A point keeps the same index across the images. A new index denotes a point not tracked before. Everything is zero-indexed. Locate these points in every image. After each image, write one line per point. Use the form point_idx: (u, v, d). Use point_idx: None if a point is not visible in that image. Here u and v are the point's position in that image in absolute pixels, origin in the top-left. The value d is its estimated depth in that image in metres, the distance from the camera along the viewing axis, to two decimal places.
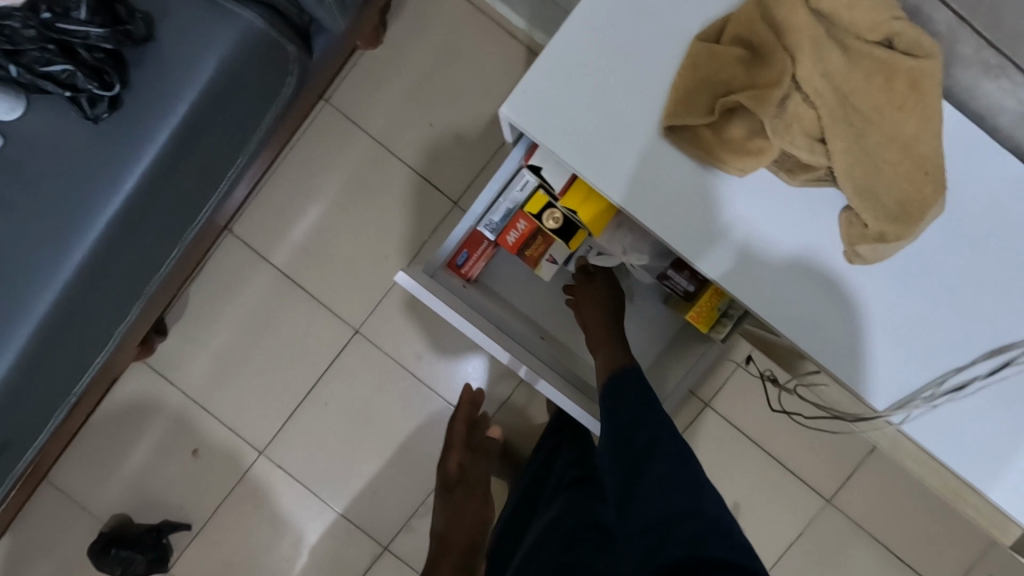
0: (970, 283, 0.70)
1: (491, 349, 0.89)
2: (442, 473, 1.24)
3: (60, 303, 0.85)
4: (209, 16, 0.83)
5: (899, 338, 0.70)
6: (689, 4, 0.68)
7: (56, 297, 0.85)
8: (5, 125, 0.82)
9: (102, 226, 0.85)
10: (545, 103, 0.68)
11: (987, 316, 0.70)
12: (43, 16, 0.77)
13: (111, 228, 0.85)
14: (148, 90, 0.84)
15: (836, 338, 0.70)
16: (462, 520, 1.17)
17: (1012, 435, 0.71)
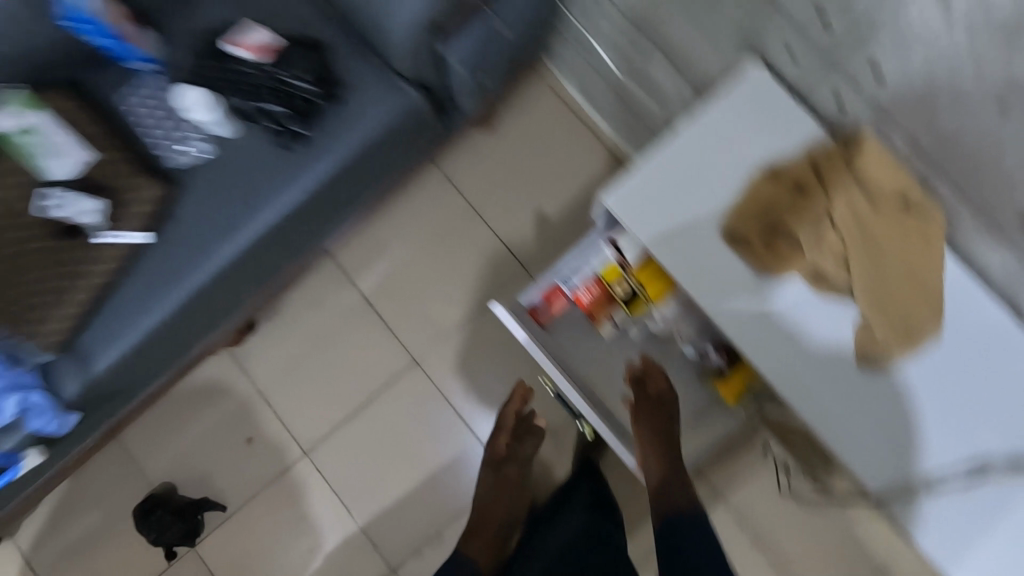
0: (997, 410, 0.74)
1: (569, 395, 0.95)
2: (489, 451, 1.33)
3: (207, 283, 1.05)
4: (382, 90, 1.08)
5: (923, 455, 0.74)
6: (770, 138, 0.80)
7: (204, 278, 1.04)
8: (224, 140, 1.05)
9: (253, 230, 1.05)
10: (637, 193, 0.81)
11: (997, 443, 0.74)
12: (278, 74, 1.03)
13: (262, 234, 1.05)
14: (329, 133, 1.06)
15: (847, 433, 0.76)
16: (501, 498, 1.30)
17: (990, 545, 0.74)
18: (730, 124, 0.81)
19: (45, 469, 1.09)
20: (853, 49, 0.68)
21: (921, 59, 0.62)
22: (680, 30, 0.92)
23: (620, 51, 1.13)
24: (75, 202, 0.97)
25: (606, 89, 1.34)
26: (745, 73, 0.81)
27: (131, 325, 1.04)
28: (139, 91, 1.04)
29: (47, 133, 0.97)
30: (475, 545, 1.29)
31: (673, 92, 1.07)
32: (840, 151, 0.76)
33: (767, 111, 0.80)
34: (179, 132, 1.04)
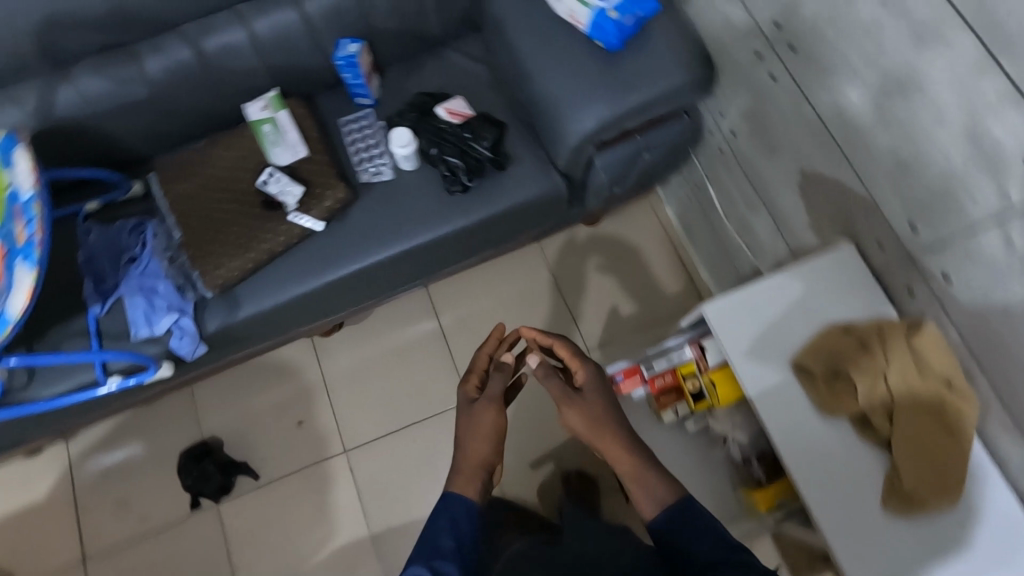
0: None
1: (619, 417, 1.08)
2: (460, 394, 1.09)
3: (349, 275, 1.26)
4: (534, 171, 1.31)
5: None
6: (849, 304, 0.98)
7: (349, 271, 1.25)
8: (403, 172, 1.29)
9: (400, 247, 1.26)
10: (732, 314, 1.00)
11: None
12: (465, 135, 1.27)
13: (405, 251, 1.27)
14: (487, 192, 1.29)
15: (860, 559, 0.87)
16: (476, 440, 1.01)
17: None
18: (818, 282, 0.99)
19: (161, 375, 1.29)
20: (930, 255, 0.88)
21: (982, 276, 0.81)
22: (789, 198, 1.14)
23: (732, 198, 1.36)
24: (283, 182, 1.21)
25: (705, 223, 1.56)
26: (838, 247, 1.01)
27: (281, 290, 1.24)
28: (361, 121, 1.31)
29: (283, 130, 1.23)
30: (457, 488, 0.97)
31: (768, 242, 1.28)
32: (901, 330, 0.91)
33: (850, 280, 0.99)
34: (373, 158, 1.29)
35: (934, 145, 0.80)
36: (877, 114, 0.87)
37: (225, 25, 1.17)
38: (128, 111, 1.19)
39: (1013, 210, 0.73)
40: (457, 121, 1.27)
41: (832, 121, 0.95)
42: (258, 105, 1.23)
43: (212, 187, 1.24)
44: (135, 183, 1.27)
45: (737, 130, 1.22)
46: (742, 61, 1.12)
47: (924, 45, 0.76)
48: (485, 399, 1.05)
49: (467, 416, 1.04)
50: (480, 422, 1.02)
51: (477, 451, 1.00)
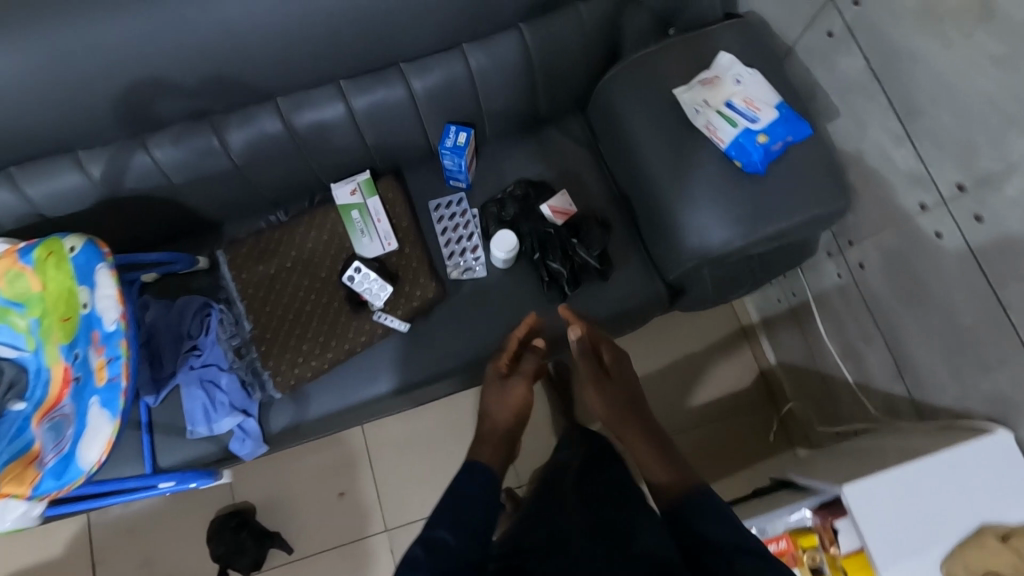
0: None
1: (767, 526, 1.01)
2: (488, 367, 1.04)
3: (427, 380, 1.14)
4: (636, 280, 1.19)
5: None
6: (1008, 505, 0.88)
7: (428, 376, 1.13)
8: (495, 269, 1.16)
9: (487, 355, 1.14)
10: (879, 503, 0.90)
11: None
12: (571, 239, 1.13)
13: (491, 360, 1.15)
14: (586, 299, 1.17)
15: None
16: (504, 413, 0.95)
17: None
18: (974, 476, 0.89)
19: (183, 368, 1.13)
20: None
21: None
22: (927, 355, 1.04)
23: (843, 324, 1.25)
24: (373, 278, 1.08)
25: (796, 330, 1.44)
26: (992, 433, 0.91)
27: (353, 390, 1.12)
28: (453, 207, 1.19)
29: (373, 219, 1.10)
30: (487, 456, 0.88)
31: (883, 383, 1.18)
32: None
33: (1011, 476, 0.89)
34: (464, 252, 1.18)
35: None
36: None
37: (321, 97, 1.03)
38: (204, 182, 1.06)
39: None
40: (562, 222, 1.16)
41: (1016, 307, 0.85)
42: (347, 187, 1.11)
43: (289, 273, 1.11)
44: (200, 256, 1.14)
45: (868, 263, 1.12)
46: (897, 204, 1.01)
47: None
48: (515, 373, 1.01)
49: (492, 388, 0.98)
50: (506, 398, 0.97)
51: (498, 423, 0.94)
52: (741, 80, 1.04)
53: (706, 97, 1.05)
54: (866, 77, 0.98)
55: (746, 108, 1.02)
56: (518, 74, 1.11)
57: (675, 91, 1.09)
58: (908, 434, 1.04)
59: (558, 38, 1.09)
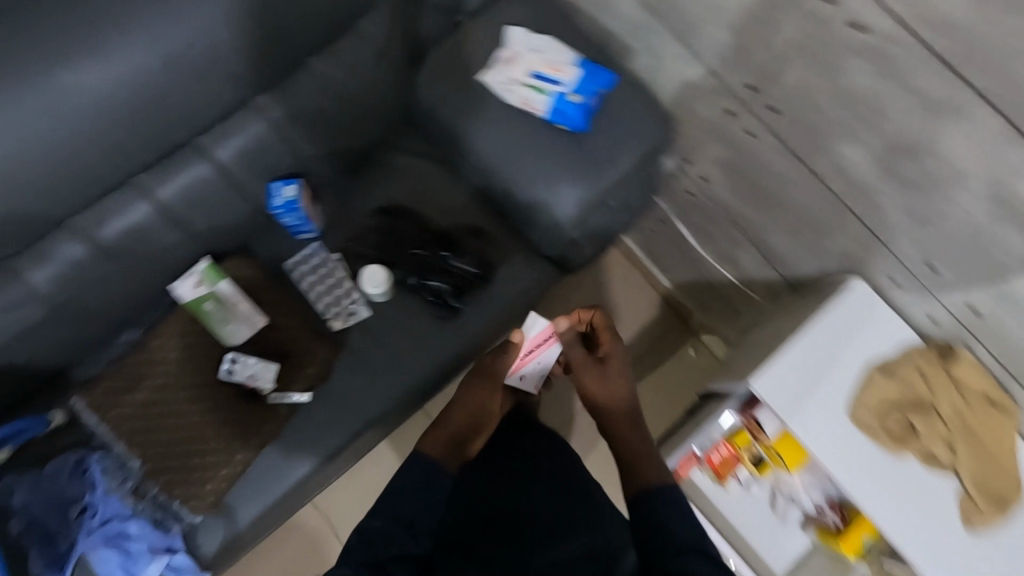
0: None
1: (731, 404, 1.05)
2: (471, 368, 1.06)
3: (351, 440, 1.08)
4: (522, 265, 1.19)
5: None
6: (877, 339, 0.99)
7: (350, 435, 1.07)
8: (377, 303, 1.13)
9: (401, 390, 1.10)
10: (787, 386, 0.98)
11: None
12: (442, 255, 1.14)
13: (407, 393, 1.11)
14: (478, 301, 1.16)
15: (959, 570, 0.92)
16: (460, 407, 1.02)
17: None
18: (846, 326, 1.00)
19: (69, 539, 0.97)
20: (954, 290, 0.90)
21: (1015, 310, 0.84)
22: (782, 240, 1.14)
23: (713, 235, 1.33)
24: (255, 364, 1.05)
25: (678, 252, 1.51)
26: (847, 296, 1.01)
27: (276, 483, 1.04)
28: (308, 259, 1.15)
29: (231, 303, 1.05)
30: (428, 441, 0.96)
31: (759, 273, 1.28)
32: (936, 363, 0.95)
33: (869, 316, 1.00)
34: (341, 299, 1.13)
35: (954, 199, 0.80)
36: (884, 171, 0.86)
37: (122, 204, 0.94)
38: (22, 338, 0.94)
39: None
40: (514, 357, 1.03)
41: (830, 176, 0.94)
42: (190, 282, 1.04)
43: (165, 390, 1.02)
44: (55, 413, 1.03)
45: (709, 176, 1.19)
46: (712, 120, 1.08)
47: (939, 115, 0.74)
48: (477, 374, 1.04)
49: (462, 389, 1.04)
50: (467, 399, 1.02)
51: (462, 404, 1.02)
52: (535, 49, 1.08)
53: (510, 76, 1.07)
54: (643, 14, 1.04)
55: (550, 73, 1.06)
56: (326, 110, 1.06)
57: (478, 74, 1.09)
58: (791, 312, 1.13)
59: (352, 62, 1.06)
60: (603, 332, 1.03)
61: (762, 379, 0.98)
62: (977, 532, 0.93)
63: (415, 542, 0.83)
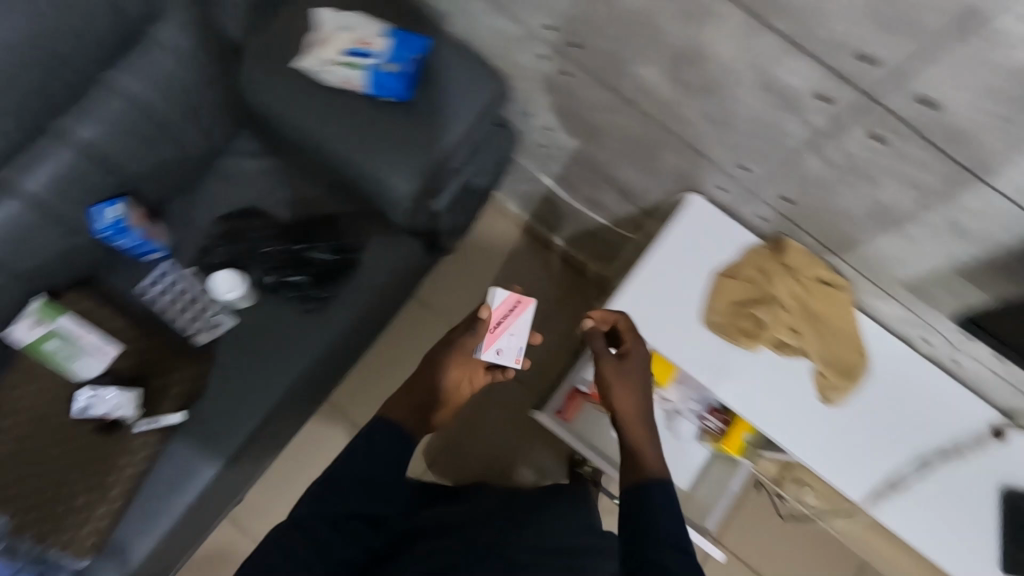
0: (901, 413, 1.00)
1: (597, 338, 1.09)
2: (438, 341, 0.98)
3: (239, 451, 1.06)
4: (385, 244, 1.19)
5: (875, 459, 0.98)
6: (719, 247, 1.04)
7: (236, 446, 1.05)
8: (242, 309, 1.11)
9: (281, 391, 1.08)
10: (642, 307, 1.01)
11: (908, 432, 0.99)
12: (297, 248, 1.13)
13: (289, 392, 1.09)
14: (345, 287, 1.15)
15: (823, 443, 0.98)
16: (427, 380, 0.95)
17: (930, 525, 0.97)
18: (687, 240, 1.04)
19: None
20: (768, 184, 0.95)
21: (818, 190, 0.89)
22: (628, 172, 1.18)
23: (575, 181, 1.36)
24: (114, 394, 1.00)
25: (555, 207, 1.54)
26: (688, 210, 1.05)
27: (163, 517, 1.01)
28: (161, 279, 1.12)
29: (76, 337, 1.01)
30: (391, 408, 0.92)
31: (622, 209, 1.32)
32: (770, 256, 1.00)
33: (707, 226, 1.05)
34: (202, 313, 1.10)
35: (736, 96, 0.84)
36: (677, 83, 0.90)
37: None
38: None
39: (820, 135, 0.81)
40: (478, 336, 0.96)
41: (640, 100, 0.98)
42: (25, 324, 0.99)
43: (26, 440, 0.98)
44: None
45: (552, 124, 1.22)
46: (533, 67, 1.11)
47: (696, 20, 0.78)
48: (450, 346, 0.96)
49: (429, 360, 0.97)
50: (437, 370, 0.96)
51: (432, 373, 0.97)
52: (344, 27, 1.07)
53: (323, 56, 1.06)
54: None
55: (361, 47, 1.05)
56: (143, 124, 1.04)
57: (292, 62, 1.08)
58: None
59: (159, 73, 1.04)
60: (625, 333, 0.90)
61: (618, 306, 1.01)
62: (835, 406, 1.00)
63: (366, 501, 0.85)
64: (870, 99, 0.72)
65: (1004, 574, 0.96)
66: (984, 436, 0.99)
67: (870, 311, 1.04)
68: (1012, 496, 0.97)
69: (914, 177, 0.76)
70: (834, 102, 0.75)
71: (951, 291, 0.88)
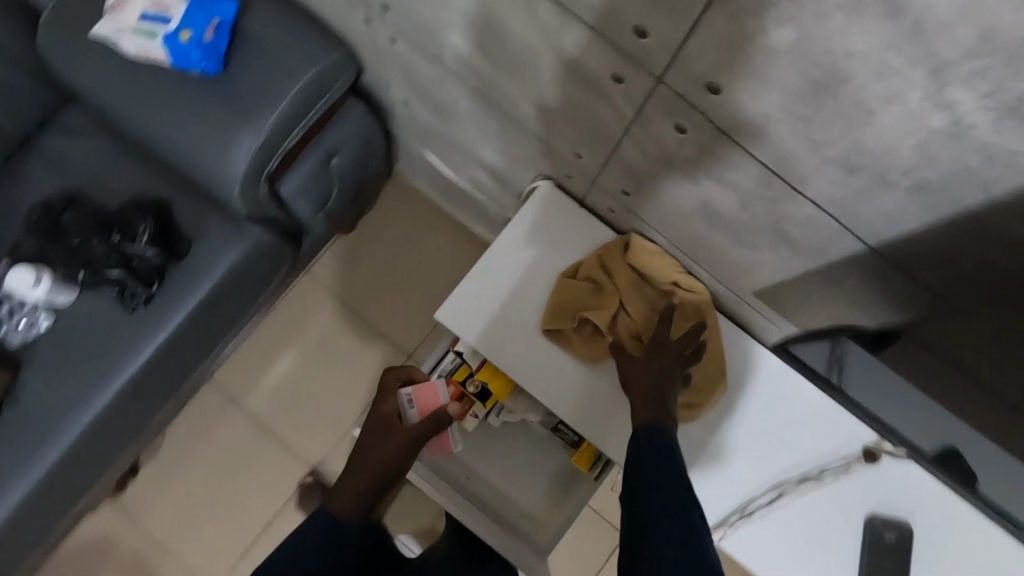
0: (761, 434, 0.90)
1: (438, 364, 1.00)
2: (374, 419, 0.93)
3: (61, 457, 1.01)
4: (225, 235, 1.08)
5: (728, 484, 0.90)
6: (569, 244, 0.93)
7: (58, 452, 1.00)
8: (62, 307, 1.04)
9: (107, 394, 1.02)
10: (477, 310, 0.91)
11: (765, 458, 0.90)
12: (115, 241, 1.03)
13: (115, 395, 1.03)
14: (176, 282, 1.05)
15: None
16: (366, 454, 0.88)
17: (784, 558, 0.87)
18: (535, 236, 0.93)
19: None
20: (605, 175, 0.82)
21: (649, 185, 0.76)
22: (488, 154, 1.05)
23: (452, 160, 1.23)
24: None
25: (448, 184, 1.41)
26: (530, 207, 0.94)
27: None
28: None
29: None
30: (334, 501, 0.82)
31: (500, 193, 1.19)
32: (619, 254, 0.89)
33: (560, 220, 0.93)
34: (17, 310, 1.03)
35: (540, 73, 0.71)
36: (485, 58, 0.76)
37: None
38: None
39: (629, 123, 0.67)
40: (421, 420, 0.91)
41: (464, 75, 0.84)
42: None
43: None
44: None
45: (408, 98, 1.08)
46: (365, 34, 0.97)
47: None
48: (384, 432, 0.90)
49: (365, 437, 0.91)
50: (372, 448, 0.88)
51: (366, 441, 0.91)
52: None
53: (121, 22, 0.97)
54: None
55: (157, 11, 0.96)
56: None
57: (93, 31, 0.99)
58: None
59: None
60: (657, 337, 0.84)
61: (449, 306, 0.90)
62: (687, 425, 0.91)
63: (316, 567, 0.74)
64: (658, 83, 0.58)
65: None
66: (853, 459, 0.88)
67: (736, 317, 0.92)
68: (876, 525, 0.86)
69: (730, 176, 0.63)
70: (627, 86, 0.62)
71: (795, 303, 0.76)
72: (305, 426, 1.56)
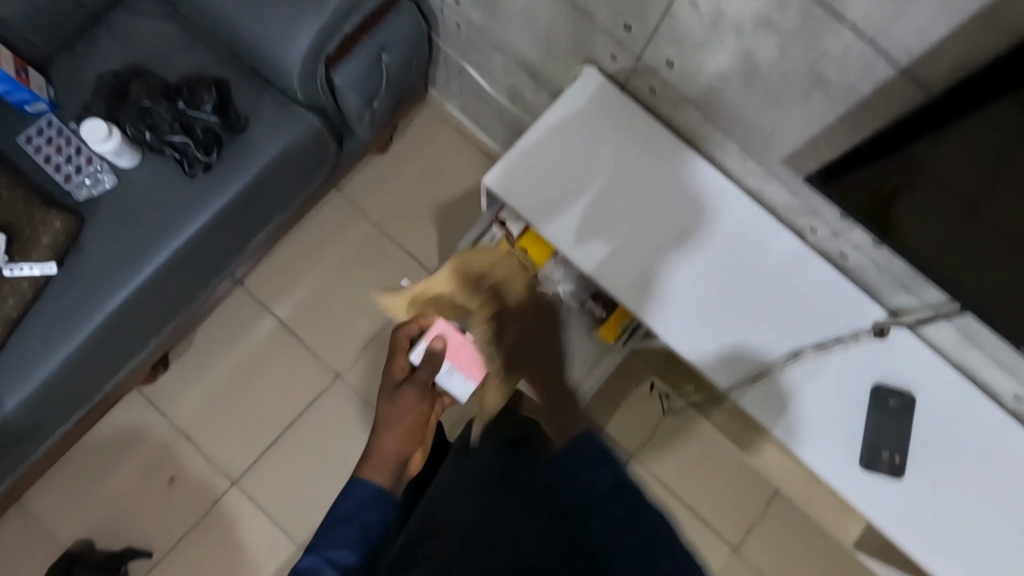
0: (784, 306, 0.95)
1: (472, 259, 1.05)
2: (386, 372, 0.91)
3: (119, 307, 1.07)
4: (281, 115, 1.15)
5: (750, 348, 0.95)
6: (608, 125, 0.99)
7: (117, 302, 1.07)
8: (125, 170, 1.10)
9: (168, 251, 1.08)
10: (521, 180, 0.97)
11: (786, 327, 0.94)
12: (180, 107, 1.10)
13: (174, 253, 1.09)
14: (232, 153, 1.12)
15: (692, 331, 0.95)
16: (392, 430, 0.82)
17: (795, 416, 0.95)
18: (578, 116, 0.99)
19: None
20: (651, 47, 0.89)
21: (693, 50, 0.83)
22: (533, 50, 1.12)
23: (493, 69, 1.29)
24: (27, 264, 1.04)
25: (483, 103, 1.48)
26: (530, 129, 0.99)
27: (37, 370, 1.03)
28: (43, 132, 1.11)
29: None
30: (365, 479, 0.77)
31: (539, 100, 1.26)
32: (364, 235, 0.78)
33: (603, 103, 1.00)
34: (83, 168, 1.09)
35: None
36: None
37: None
38: None
39: None
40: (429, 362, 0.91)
41: None
42: None
43: None
44: None
45: None
46: None
47: None
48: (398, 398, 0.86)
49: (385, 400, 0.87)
50: (401, 416, 0.83)
51: (393, 449, 0.80)
52: None
53: None
54: None
55: None
56: None
57: None
58: None
59: None
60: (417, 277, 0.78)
61: (495, 175, 0.97)
62: (708, 303, 0.95)
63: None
64: None
65: (861, 464, 0.93)
66: (863, 332, 0.95)
67: (761, 199, 0.99)
68: (882, 393, 0.94)
69: (775, 17, 0.70)
70: None
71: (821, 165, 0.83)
72: (331, 337, 1.62)
